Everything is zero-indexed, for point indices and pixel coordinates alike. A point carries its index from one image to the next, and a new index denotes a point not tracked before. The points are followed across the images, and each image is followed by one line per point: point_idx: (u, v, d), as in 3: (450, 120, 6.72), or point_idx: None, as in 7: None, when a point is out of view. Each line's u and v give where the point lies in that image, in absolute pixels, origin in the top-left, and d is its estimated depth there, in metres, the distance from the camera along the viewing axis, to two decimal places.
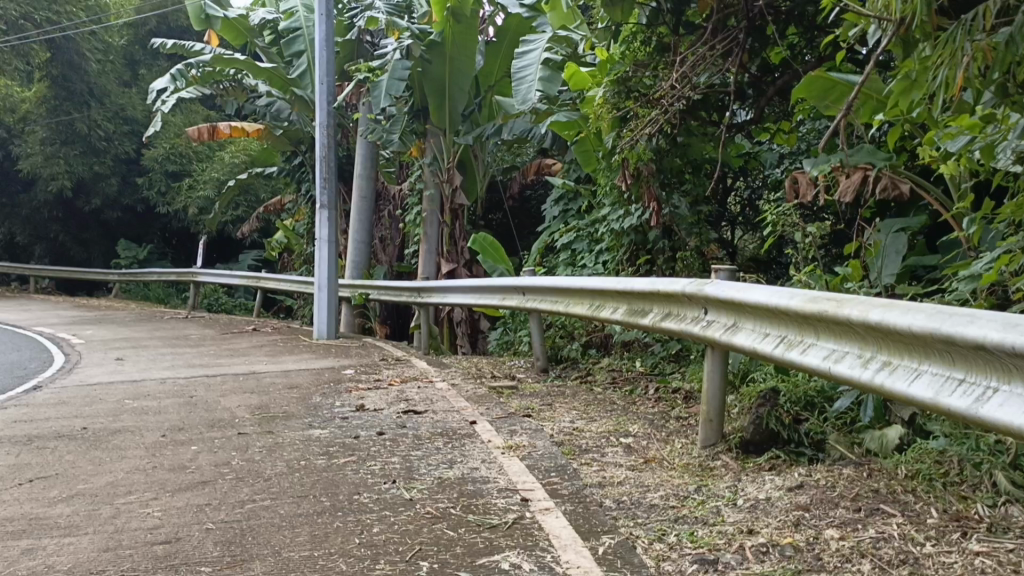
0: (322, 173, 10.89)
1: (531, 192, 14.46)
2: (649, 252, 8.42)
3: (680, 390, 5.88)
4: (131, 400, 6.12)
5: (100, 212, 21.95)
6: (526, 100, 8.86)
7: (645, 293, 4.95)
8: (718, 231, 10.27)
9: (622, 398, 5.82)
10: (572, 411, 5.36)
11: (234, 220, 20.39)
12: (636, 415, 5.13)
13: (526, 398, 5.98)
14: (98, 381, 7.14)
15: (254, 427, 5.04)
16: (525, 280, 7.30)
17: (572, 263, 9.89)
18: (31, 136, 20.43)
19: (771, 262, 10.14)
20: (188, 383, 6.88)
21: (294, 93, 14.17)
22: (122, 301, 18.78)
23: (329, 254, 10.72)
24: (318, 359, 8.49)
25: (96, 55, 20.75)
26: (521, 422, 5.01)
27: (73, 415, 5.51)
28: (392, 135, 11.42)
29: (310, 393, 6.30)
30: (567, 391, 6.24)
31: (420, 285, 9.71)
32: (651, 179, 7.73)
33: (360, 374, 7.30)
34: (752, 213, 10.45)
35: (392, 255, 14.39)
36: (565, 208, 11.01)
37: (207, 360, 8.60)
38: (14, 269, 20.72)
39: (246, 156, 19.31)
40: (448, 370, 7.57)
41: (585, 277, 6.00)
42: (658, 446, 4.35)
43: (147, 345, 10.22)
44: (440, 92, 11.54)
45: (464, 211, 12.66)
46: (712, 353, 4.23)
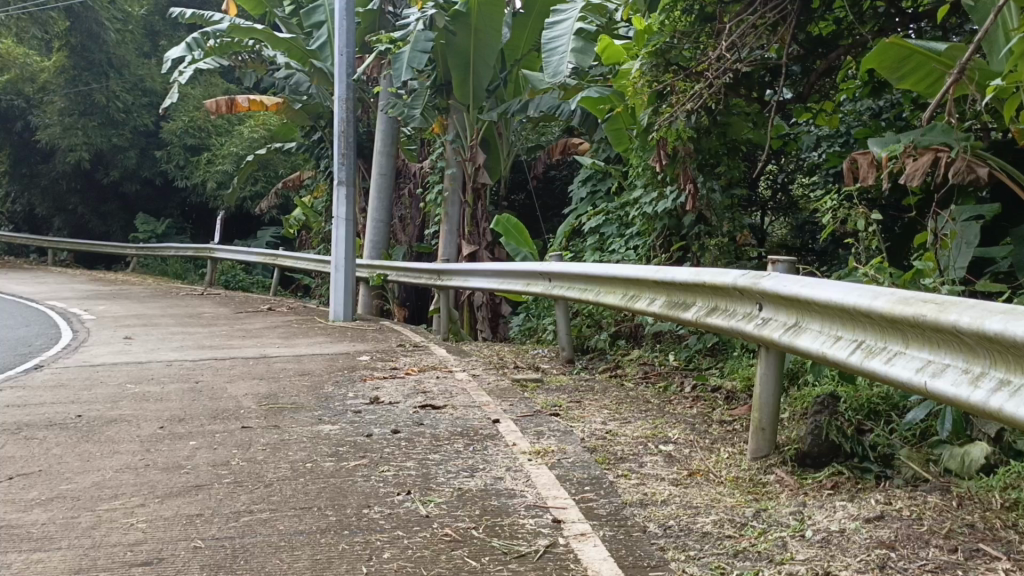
0: (339, 149, 10.45)
1: (555, 171, 13.95)
2: (683, 238, 7.96)
3: (720, 389, 5.41)
4: (132, 384, 5.76)
5: (119, 184, 21.70)
6: (558, 74, 8.42)
7: (688, 285, 4.49)
8: (747, 217, 9.86)
9: (656, 397, 5.38)
10: (603, 410, 4.93)
11: (252, 196, 20.07)
12: (675, 417, 4.69)
13: (552, 393, 5.55)
14: (102, 361, 6.79)
15: (259, 420, 4.65)
16: (551, 266, 6.87)
17: (599, 247, 9.40)
18: (50, 106, 20.14)
19: (803, 249, 9.72)
20: (195, 367, 6.51)
21: (313, 65, 13.74)
22: (139, 276, 18.54)
23: (347, 233, 10.32)
24: (332, 343, 8.11)
25: (115, 25, 20.42)
26: (549, 422, 4.59)
27: (68, 400, 5.15)
28: (414, 110, 11.07)
29: (322, 382, 5.91)
30: (596, 386, 5.80)
31: (440, 267, 9.29)
32: (689, 161, 7.22)
33: (375, 361, 6.90)
34: (785, 198, 10.08)
35: (412, 235, 13.93)
36: (593, 189, 10.42)
37: (217, 341, 8.23)
38: (32, 241, 20.53)
39: (265, 131, 18.90)
40: (468, 358, 7.16)
41: (618, 264, 5.55)
42: (702, 456, 3.91)
43: (158, 323, 9.89)
44: (463, 66, 11.01)
45: (486, 190, 12.21)
46: (768, 355, 3.77)
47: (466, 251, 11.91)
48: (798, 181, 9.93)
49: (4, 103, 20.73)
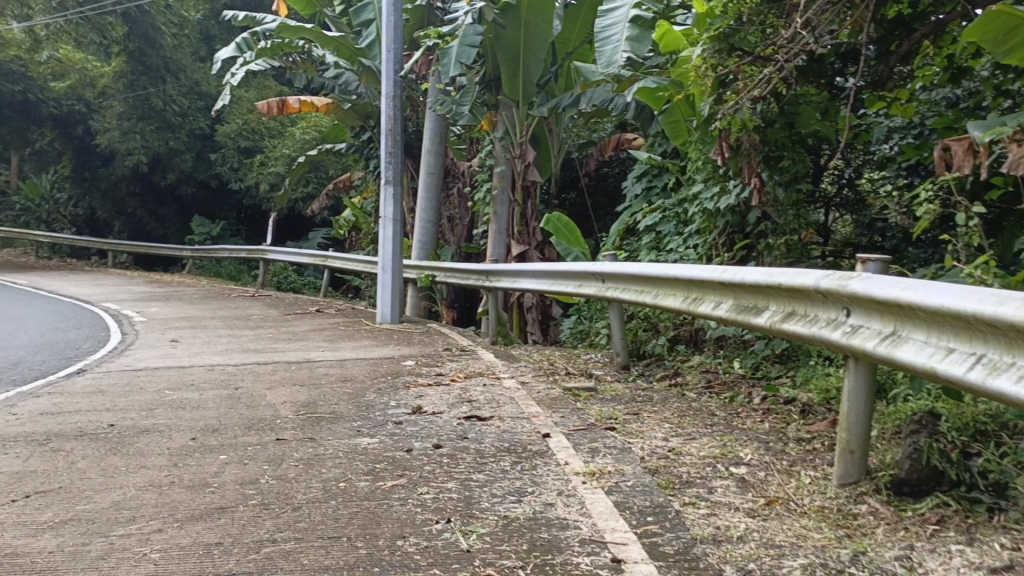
0: (387, 148, 10.19)
1: (608, 168, 13.50)
2: (747, 236, 7.45)
3: (794, 402, 4.92)
4: (170, 390, 5.57)
5: (175, 187, 22.03)
6: (611, 64, 8.03)
7: (760, 286, 4.03)
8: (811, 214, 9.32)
9: (723, 409, 4.91)
10: (665, 425, 4.49)
11: (303, 198, 20.10)
12: (746, 434, 4.23)
13: (607, 403, 5.14)
14: (145, 365, 6.66)
15: (295, 432, 4.37)
16: (606, 266, 6.47)
17: (656, 246, 8.90)
18: (110, 111, 20.55)
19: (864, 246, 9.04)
20: (237, 372, 6.31)
21: (362, 64, 13.53)
22: (194, 277, 18.77)
23: (395, 234, 10.05)
24: (378, 346, 7.85)
25: (171, 29, 20.64)
26: (605, 437, 4.19)
27: (103, 407, 4.97)
28: (462, 107, 10.70)
29: (364, 389, 5.62)
30: (655, 396, 5.37)
31: (488, 268, 8.97)
32: (754, 154, 6.79)
33: (421, 366, 6.59)
34: (851, 194, 9.39)
35: (460, 235, 13.65)
36: (649, 184, 9.92)
37: (262, 344, 8.06)
38: (92, 243, 20.97)
39: (317, 133, 18.85)
40: (518, 364, 6.79)
41: (679, 264, 5.11)
42: (780, 481, 3.46)
43: (206, 325, 9.80)
44: (513, 60, 10.62)
45: (536, 189, 11.84)
46: (857, 369, 3.29)
47: (516, 251, 11.54)
48: (867, 174, 9.32)
49: (66, 108, 21.42)
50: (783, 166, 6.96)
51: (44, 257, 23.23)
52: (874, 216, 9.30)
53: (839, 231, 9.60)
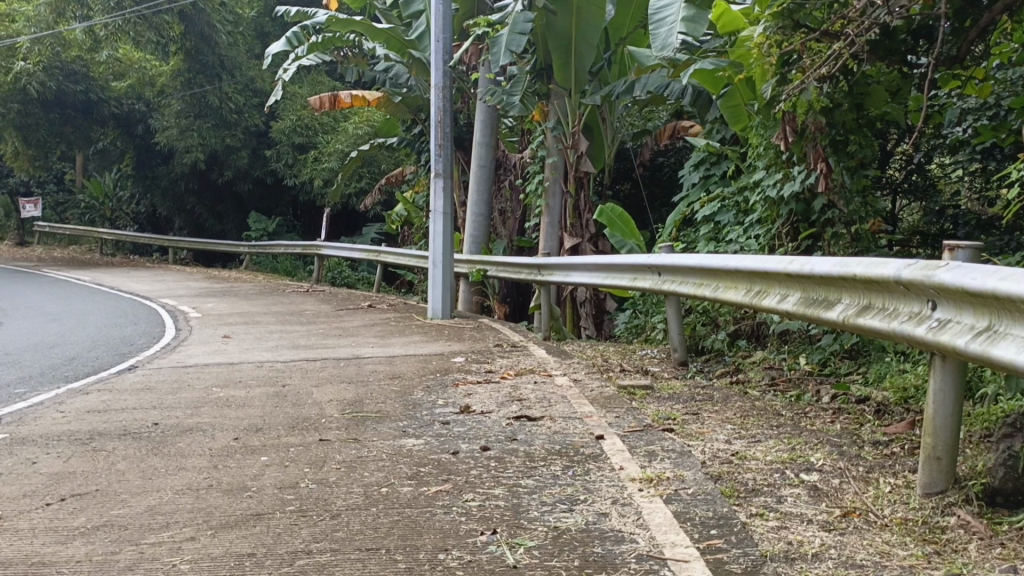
0: (436, 140, 10.02)
1: (663, 158, 13.18)
2: (812, 225, 7.02)
3: (868, 401, 4.53)
4: (218, 388, 5.54)
5: (233, 184, 22.42)
6: (666, 46, 7.73)
7: (831, 278, 3.69)
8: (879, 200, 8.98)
9: (789, 409, 4.58)
10: (728, 426, 4.18)
11: (357, 193, 20.20)
12: (816, 435, 3.88)
13: (664, 403, 4.86)
14: (195, 362, 6.68)
15: (339, 432, 4.23)
16: (662, 259, 6.18)
17: (715, 237, 8.53)
18: (168, 109, 20.99)
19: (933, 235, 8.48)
20: (285, 369, 6.25)
21: (411, 55, 13.39)
22: (251, 273, 19.07)
23: (446, 227, 9.89)
24: (428, 342, 7.71)
25: (226, 27, 21.00)
26: (663, 440, 3.93)
27: (150, 405, 4.97)
28: (513, 98, 10.48)
29: (412, 387, 5.48)
30: (716, 395, 5.06)
31: (541, 261, 8.75)
32: (820, 138, 6.54)
33: (470, 363, 6.42)
34: (921, 178, 9.07)
35: (512, 229, 13.40)
36: (706, 173, 9.55)
37: (312, 340, 8.01)
38: (154, 241, 21.52)
39: (369, 127, 18.90)
40: (570, 360, 6.55)
41: (742, 255, 4.80)
42: (856, 490, 3.12)
43: (259, 321, 9.85)
44: (565, 48, 10.33)
45: (589, 179, 11.60)
46: (945, 370, 2.94)
47: (569, 244, 11.28)
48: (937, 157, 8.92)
49: (127, 108, 22.09)
50: (849, 152, 6.69)
51: (109, 254, 24.00)
52: (945, 202, 8.86)
53: (906, 220, 9.37)
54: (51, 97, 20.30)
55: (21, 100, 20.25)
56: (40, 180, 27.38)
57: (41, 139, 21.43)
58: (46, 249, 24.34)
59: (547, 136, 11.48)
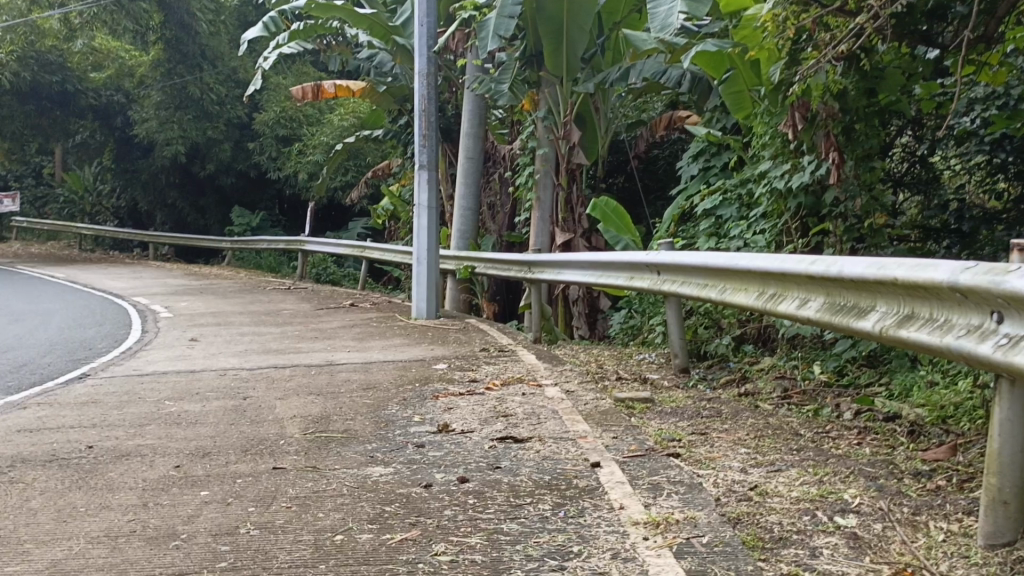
0: (421, 129, 9.42)
1: (658, 151, 12.66)
2: (822, 219, 6.49)
3: (898, 420, 4.00)
4: (171, 401, 4.99)
5: (215, 177, 21.78)
6: (666, 27, 7.23)
7: (864, 281, 3.13)
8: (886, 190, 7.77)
9: (808, 428, 4.07)
10: (741, 451, 3.67)
11: (343, 187, 19.57)
12: (848, 465, 3.34)
13: (667, 420, 4.33)
14: (154, 369, 6.11)
15: (297, 458, 3.69)
16: (663, 257, 5.66)
17: (716, 232, 7.98)
18: (147, 100, 20.26)
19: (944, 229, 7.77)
20: (250, 378, 5.71)
21: (396, 42, 12.61)
22: (233, 269, 18.47)
23: (430, 222, 9.32)
24: (409, 346, 7.15)
25: (207, 15, 20.28)
26: (669, 468, 3.41)
27: (90, 423, 4.44)
28: (501, 86, 10.01)
29: (386, 400, 4.94)
30: (724, 410, 4.53)
31: (531, 258, 8.23)
32: (832, 126, 6.06)
33: (452, 371, 5.88)
34: (924, 171, 7.85)
35: (502, 224, 12.84)
36: (706, 164, 9.00)
37: (285, 343, 7.45)
38: (133, 236, 20.87)
39: (355, 119, 18.12)
40: (561, 367, 6.01)
41: (755, 254, 4.26)
42: (904, 538, 2.57)
43: (231, 321, 9.28)
44: (556, 33, 9.75)
45: (581, 172, 10.98)
46: (1014, 395, 2.35)
47: (560, 239, 10.73)
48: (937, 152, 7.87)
49: (105, 99, 21.39)
50: (857, 141, 6.14)
51: (88, 249, 23.32)
52: (948, 197, 7.82)
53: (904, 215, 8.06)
54: (25, 88, 19.58)
55: None
56: (18, 173, 26.66)
57: (16, 131, 20.70)
58: (23, 245, 23.68)
59: (538, 126, 10.91)
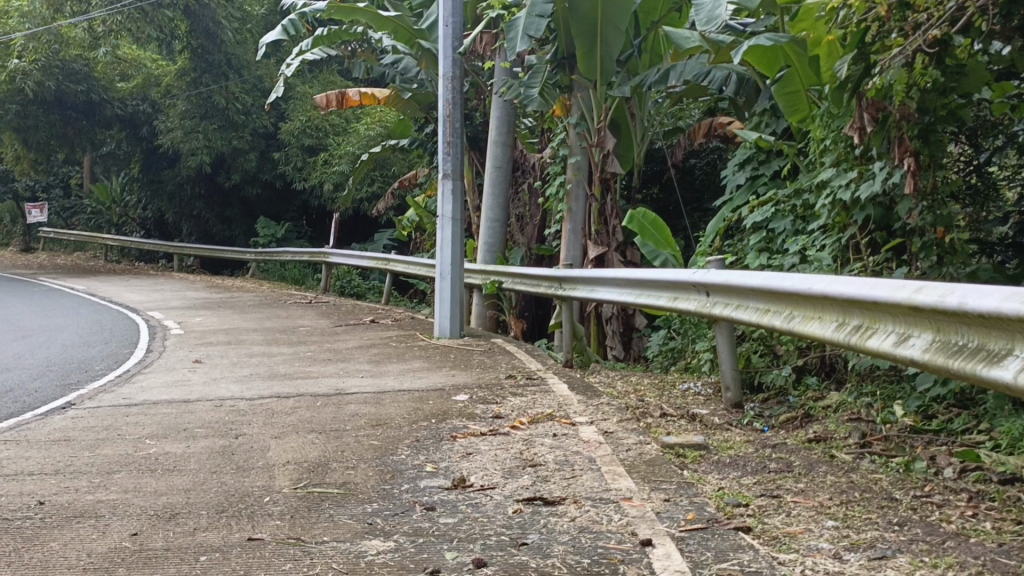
0: (444, 136, 8.79)
1: (695, 159, 12.00)
2: (895, 233, 5.77)
3: (1019, 484, 3.28)
4: (153, 440, 4.36)
5: (241, 188, 21.44)
6: (713, 19, 6.79)
7: (1000, 317, 2.38)
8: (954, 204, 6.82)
9: (905, 490, 3.35)
10: (827, 525, 2.95)
11: (368, 197, 19.10)
12: (978, 553, 2.62)
13: (730, 475, 3.63)
14: (145, 398, 5.51)
15: (280, 525, 3.05)
16: (715, 275, 4.93)
17: (767, 248, 7.18)
18: (173, 110, 19.93)
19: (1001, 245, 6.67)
20: (248, 411, 5.08)
21: (421, 46, 12.09)
22: (257, 281, 18.04)
23: (455, 235, 8.66)
24: (429, 371, 6.50)
25: (232, 24, 20.11)
26: (739, 550, 2.73)
27: (54, 467, 3.82)
28: (531, 90, 9.38)
29: (395, 442, 4.27)
30: (795, 463, 3.79)
31: (563, 274, 7.53)
32: (907, 130, 5.30)
33: (474, 404, 5.19)
34: (980, 181, 6.83)
35: (531, 236, 12.15)
36: (754, 173, 8.23)
37: (295, 366, 6.84)
38: (159, 247, 20.57)
39: (382, 128, 17.55)
40: (597, 400, 5.30)
41: (836, 277, 3.52)
42: None
43: (242, 339, 8.70)
44: (590, 33, 9.08)
45: (616, 181, 10.28)
46: None
47: (593, 253, 9.99)
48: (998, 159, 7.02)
49: (131, 109, 21.11)
50: (935, 144, 5.37)
51: (114, 260, 23.11)
52: (1009, 208, 6.80)
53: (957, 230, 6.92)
54: (50, 97, 19.41)
55: (19, 101, 19.37)
56: (46, 184, 26.67)
57: (41, 142, 20.53)
58: (50, 255, 23.55)
59: (570, 133, 10.22)
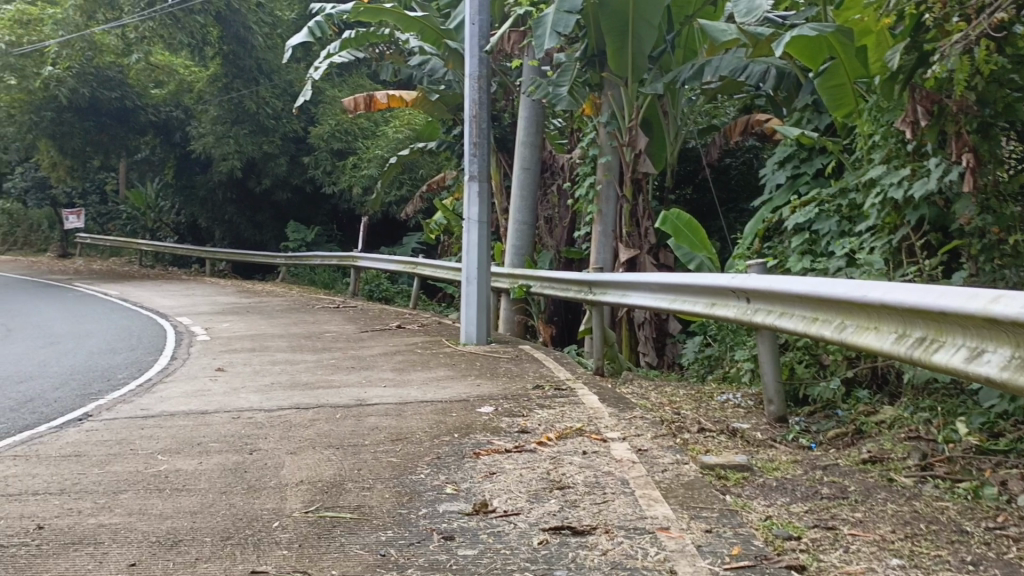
0: (471, 137, 8.55)
1: (730, 159, 11.64)
2: (951, 234, 5.40)
3: None
4: (164, 456, 4.17)
5: (272, 192, 21.49)
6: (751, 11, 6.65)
7: None
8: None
9: (976, 521, 3.01)
10: (892, 565, 2.64)
11: (397, 201, 18.97)
12: None
13: (777, 502, 3.32)
14: (163, 409, 5.34)
15: (287, 556, 2.83)
16: (755, 281, 4.61)
17: (810, 250, 6.82)
18: (204, 115, 20.00)
19: None
20: (266, 423, 4.88)
21: (448, 47, 11.88)
22: (287, 286, 18.00)
23: (482, 239, 8.41)
24: (454, 380, 6.26)
25: (263, 29, 20.15)
26: None
27: (59, 486, 3.64)
28: (560, 88, 9.11)
29: (415, 459, 4.03)
30: (850, 488, 3.47)
31: (593, 279, 7.23)
32: (965, 124, 4.95)
33: (499, 417, 4.93)
34: None
35: (560, 238, 11.87)
36: (795, 171, 7.85)
37: (318, 375, 6.65)
38: (191, 252, 20.68)
39: (410, 131, 17.41)
40: (630, 413, 5.00)
41: (894, 285, 3.20)
42: None
43: (267, 346, 8.55)
44: (621, 29, 8.80)
45: (649, 182, 9.95)
46: None
47: (625, 256, 9.67)
48: None
49: (165, 115, 21.39)
50: (996, 138, 5.00)
51: (148, 265, 23.32)
52: None
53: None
54: (84, 104, 19.59)
55: (54, 108, 19.57)
56: (83, 191, 27.10)
57: (76, 148, 20.74)
58: (86, 261, 23.86)
59: (601, 132, 9.92)
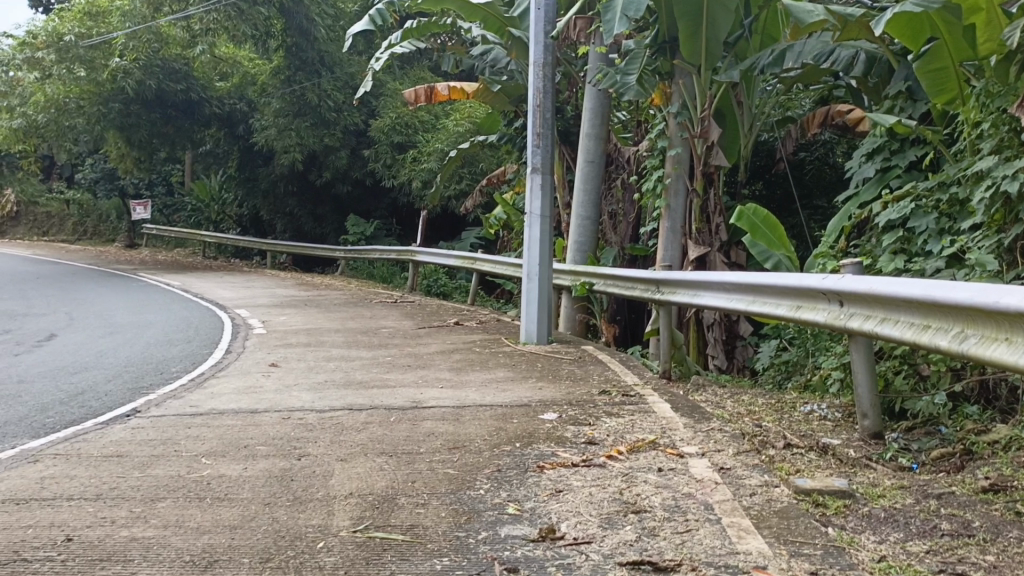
0: (533, 127, 8.17)
1: (805, 153, 10.96)
2: None
3: None
4: (208, 459, 3.93)
5: (332, 185, 21.55)
6: None
7: None
8: None
9: None
10: None
11: (456, 195, 18.73)
12: None
13: (890, 538, 2.86)
14: (213, 407, 5.14)
15: None
16: (851, 281, 4.05)
17: (904, 250, 6.25)
18: (268, 108, 20.14)
19: None
20: (316, 426, 4.61)
21: (511, 35, 11.56)
22: (345, 279, 17.94)
23: (543, 233, 8.03)
24: (515, 383, 5.91)
25: (325, 20, 20.23)
26: None
27: (94, 491, 3.42)
28: (628, 77, 8.64)
29: (473, 472, 3.69)
30: (976, 524, 2.97)
31: (661, 277, 6.76)
32: None
33: (564, 426, 4.56)
34: None
35: (624, 234, 11.42)
36: (885, 164, 7.26)
37: (372, 374, 6.37)
38: (252, 244, 20.86)
39: (470, 124, 17.17)
40: (707, 424, 4.57)
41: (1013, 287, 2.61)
42: None
43: (322, 341, 8.35)
44: (696, 13, 8.30)
45: (721, 175, 9.41)
46: None
47: (695, 254, 9.13)
48: None
49: (229, 107, 21.72)
50: None
51: (211, 257, 23.67)
52: None
53: None
54: (151, 95, 19.97)
55: (122, 100, 19.93)
56: (150, 182, 28.01)
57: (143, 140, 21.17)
58: (153, 251, 24.39)
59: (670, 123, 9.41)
